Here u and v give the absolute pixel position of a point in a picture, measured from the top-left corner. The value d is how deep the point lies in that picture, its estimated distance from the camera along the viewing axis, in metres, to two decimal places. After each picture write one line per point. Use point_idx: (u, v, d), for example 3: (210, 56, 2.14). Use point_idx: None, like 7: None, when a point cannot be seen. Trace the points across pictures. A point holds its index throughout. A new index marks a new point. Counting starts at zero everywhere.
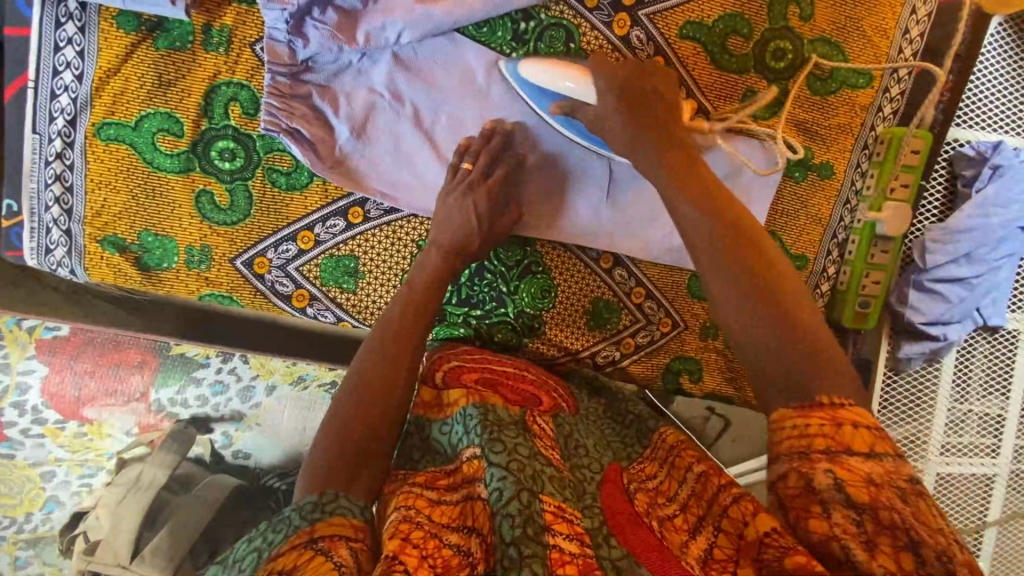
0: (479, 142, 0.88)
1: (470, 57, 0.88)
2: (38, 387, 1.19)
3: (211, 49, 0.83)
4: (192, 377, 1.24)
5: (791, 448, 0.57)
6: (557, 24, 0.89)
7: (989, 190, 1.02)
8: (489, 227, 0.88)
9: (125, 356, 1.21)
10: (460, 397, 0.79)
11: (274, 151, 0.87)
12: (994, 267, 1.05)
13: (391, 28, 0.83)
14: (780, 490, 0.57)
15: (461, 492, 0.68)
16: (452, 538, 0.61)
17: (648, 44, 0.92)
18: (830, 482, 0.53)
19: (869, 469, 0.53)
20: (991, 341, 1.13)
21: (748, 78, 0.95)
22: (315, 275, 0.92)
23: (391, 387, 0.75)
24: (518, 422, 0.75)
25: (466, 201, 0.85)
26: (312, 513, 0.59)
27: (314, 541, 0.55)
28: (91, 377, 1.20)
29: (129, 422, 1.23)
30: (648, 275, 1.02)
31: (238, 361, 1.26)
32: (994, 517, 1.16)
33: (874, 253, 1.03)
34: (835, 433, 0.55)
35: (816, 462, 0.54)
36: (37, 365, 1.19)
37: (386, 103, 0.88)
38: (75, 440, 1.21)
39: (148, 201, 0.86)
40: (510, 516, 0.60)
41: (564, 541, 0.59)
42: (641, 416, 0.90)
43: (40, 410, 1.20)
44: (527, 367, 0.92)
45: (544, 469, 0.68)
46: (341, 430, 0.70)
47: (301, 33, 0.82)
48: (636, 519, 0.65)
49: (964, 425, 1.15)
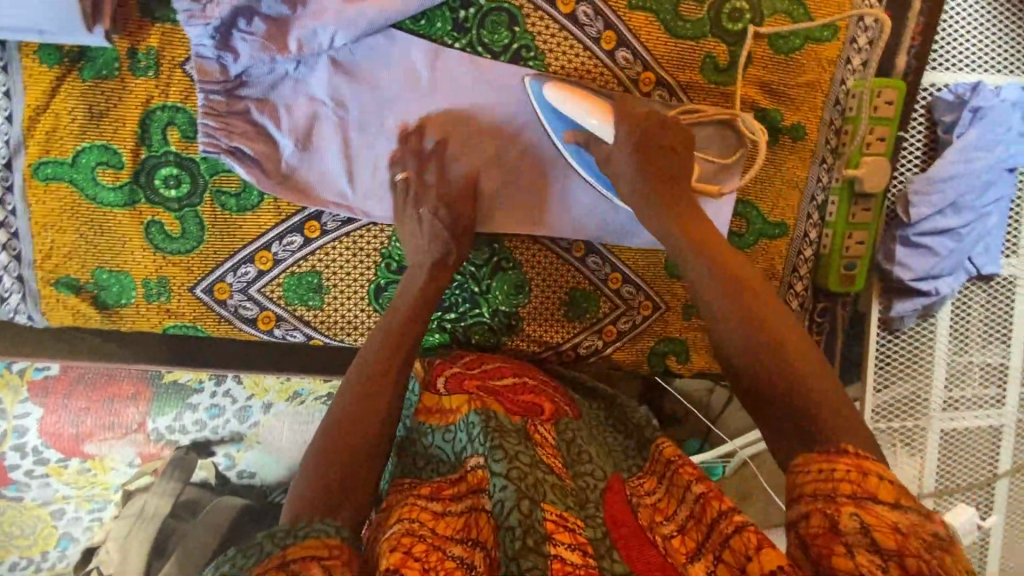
0: (416, 137, 0.86)
1: (412, 53, 0.84)
2: (36, 429, 1.18)
3: (141, 74, 0.80)
4: (187, 404, 1.23)
5: (816, 490, 0.56)
6: (499, 8, 0.85)
7: (971, 133, 0.98)
8: (452, 225, 0.84)
9: (118, 390, 1.19)
10: (462, 404, 0.79)
11: (219, 173, 0.84)
12: (982, 215, 1.01)
13: (323, 32, 0.79)
14: (801, 529, 0.55)
15: (465, 501, 0.69)
16: (456, 550, 0.61)
17: (597, 20, 0.87)
18: (856, 526, 0.52)
19: (896, 518, 0.52)
20: (987, 289, 1.10)
21: (707, 43, 0.91)
22: (279, 295, 0.90)
23: (379, 402, 0.72)
24: (520, 429, 0.75)
25: (419, 213, 0.84)
26: (284, 537, 0.53)
27: (286, 565, 0.51)
28: (87, 414, 1.19)
29: (130, 453, 1.22)
30: (623, 260, 0.99)
31: (232, 383, 1.24)
32: (1004, 467, 1.14)
33: (856, 211, 0.99)
34: (860, 482, 0.54)
35: (844, 506, 0.53)
36: (33, 406, 1.17)
37: (329, 110, 0.85)
38: (79, 476, 1.20)
39: (97, 237, 0.84)
40: (511, 528, 0.61)
41: (567, 551, 0.60)
42: (641, 427, 0.90)
43: (41, 450, 1.19)
44: (527, 372, 0.92)
45: (546, 477, 0.68)
46: (335, 433, 0.68)
47: (229, 47, 0.78)
48: (641, 532, 0.65)
49: (966, 377, 1.11)
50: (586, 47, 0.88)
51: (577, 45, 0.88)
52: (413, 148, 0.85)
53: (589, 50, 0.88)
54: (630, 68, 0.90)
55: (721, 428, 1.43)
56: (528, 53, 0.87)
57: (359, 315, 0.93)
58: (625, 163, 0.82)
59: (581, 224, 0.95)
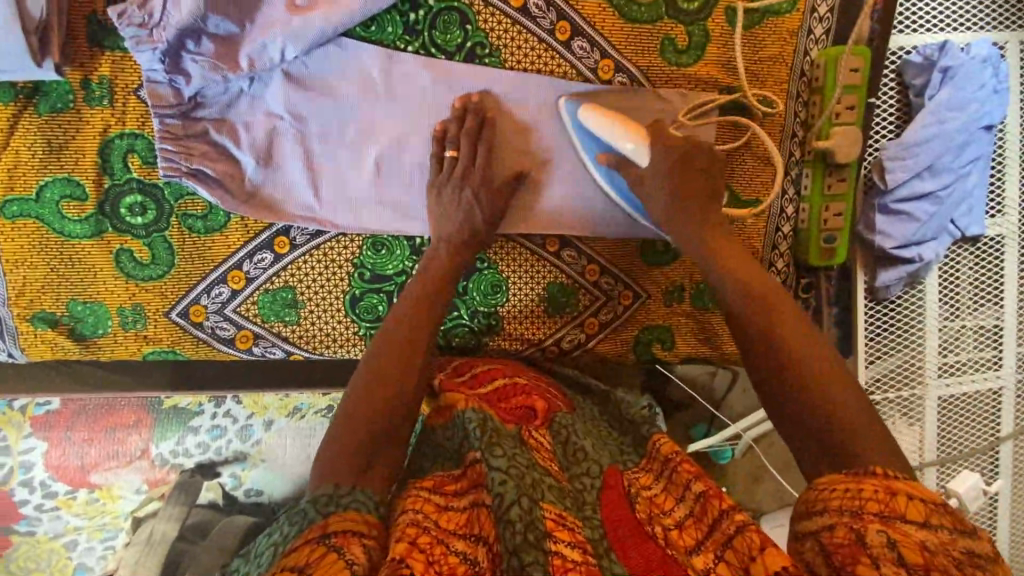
0: (456, 122, 0.85)
1: (365, 60, 0.84)
2: (42, 463, 1.19)
3: (96, 103, 0.80)
4: (189, 427, 1.23)
5: (842, 506, 0.55)
6: (449, 7, 0.84)
7: (943, 94, 0.96)
8: (493, 208, 0.86)
9: (119, 419, 1.19)
10: (457, 400, 0.80)
11: (184, 197, 0.84)
12: (962, 175, 0.99)
13: (272, 46, 0.79)
14: (822, 538, 0.55)
15: (468, 497, 0.67)
16: (459, 545, 0.60)
17: (549, 11, 0.86)
18: (882, 541, 0.51)
19: (923, 536, 0.51)
20: (974, 251, 1.08)
21: (663, 25, 0.90)
22: (254, 313, 0.90)
23: (388, 404, 0.71)
24: (515, 435, 0.74)
25: (462, 193, 0.84)
26: (327, 506, 0.58)
27: (326, 536, 0.54)
28: (91, 445, 1.19)
29: (136, 480, 1.22)
30: (598, 252, 0.98)
31: (232, 404, 1.23)
32: (1007, 430, 1.12)
33: (830, 183, 0.98)
34: (889, 500, 0.53)
35: (869, 523, 0.52)
36: (37, 441, 1.18)
37: (288, 125, 0.85)
38: (89, 506, 1.22)
39: (68, 270, 0.84)
40: (511, 522, 0.61)
41: (568, 549, 0.59)
42: (637, 424, 0.89)
43: (49, 483, 1.20)
44: (519, 374, 0.92)
45: (544, 478, 0.67)
46: (355, 419, 0.69)
47: (180, 70, 0.78)
48: (640, 527, 0.64)
49: (959, 342, 1.10)
50: (540, 39, 0.87)
51: (531, 38, 0.87)
52: (466, 127, 0.85)
53: (544, 41, 0.87)
54: (587, 57, 0.89)
55: (724, 413, 1.41)
56: (483, 51, 0.86)
57: (336, 326, 0.92)
58: (657, 184, 0.84)
59: (584, 224, 0.94)
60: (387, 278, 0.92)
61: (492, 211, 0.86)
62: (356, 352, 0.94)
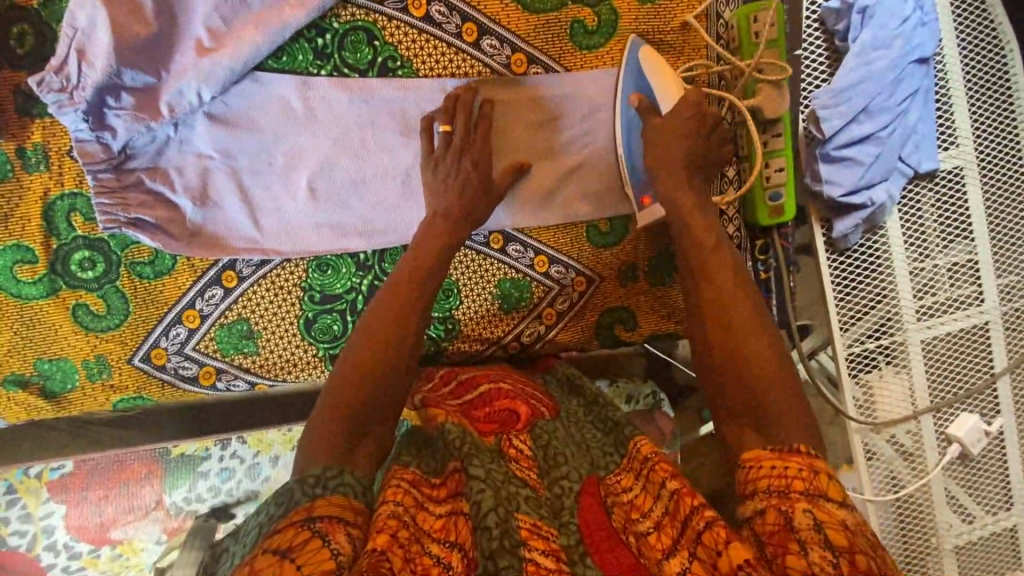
0: (446, 107, 0.86)
1: (283, 90, 0.87)
2: (63, 525, 1.16)
3: (33, 170, 0.84)
4: (199, 472, 1.20)
5: (772, 489, 0.57)
6: (354, 27, 0.86)
7: (864, 35, 0.96)
8: (488, 180, 0.87)
9: (131, 473, 1.18)
10: (438, 415, 0.75)
11: (129, 246, 0.87)
12: (900, 113, 0.98)
13: (188, 90, 0.82)
14: (755, 526, 0.56)
15: (446, 505, 0.63)
16: (433, 547, 0.57)
17: (453, 15, 0.89)
18: (809, 522, 0.53)
19: (845, 515, 0.54)
20: (935, 187, 1.04)
21: (570, 11, 0.92)
22: (214, 349, 0.92)
23: (357, 419, 0.67)
24: (493, 448, 0.70)
25: (461, 162, 0.85)
26: (313, 487, 0.58)
27: (311, 520, 0.54)
28: (108, 502, 1.17)
29: (155, 531, 1.18)
30: (543, 241, 0.98)
31: (238, 444, 1.21)
32: (1001, 365, 1.06)
33: (767, 140, 0.97)
34: (812, 479, 0.57)
35: (797, 502, 0.54)
36: (57, 504, 1.15)
37: (218, 163, 0.88)
38: (114, 563, 1.18)
39: (29, 332, 0.87)
40: (488, 528, 0.58)
41: (541, 556, 0.57)
42: (620, 424, 0.77)
43: (71, 545, 1.16)
44: (504, 378, 0.87)
45: (520, 490, 0.63)
46: (333, 413, 0.67)
47: (105, 126, 0.81)
48: (614, 534, 0.61)
49: (934, 282, 1.06)
50: (449, 43, 0.89)
51: (439, 44, 0.89)
52: (462, 101, 0.86)
53: (453, 45, 0.89)
54: (498, 54, 0.91)
55: None
56: (395, 63, 0.89)
57: (295, 351, 0.94)
58: None
59: (550, 213, 0.96)
60: (338, 297, 0.93)
61: (486, 180, 0.87)
62: (318, 374, 0.96)
